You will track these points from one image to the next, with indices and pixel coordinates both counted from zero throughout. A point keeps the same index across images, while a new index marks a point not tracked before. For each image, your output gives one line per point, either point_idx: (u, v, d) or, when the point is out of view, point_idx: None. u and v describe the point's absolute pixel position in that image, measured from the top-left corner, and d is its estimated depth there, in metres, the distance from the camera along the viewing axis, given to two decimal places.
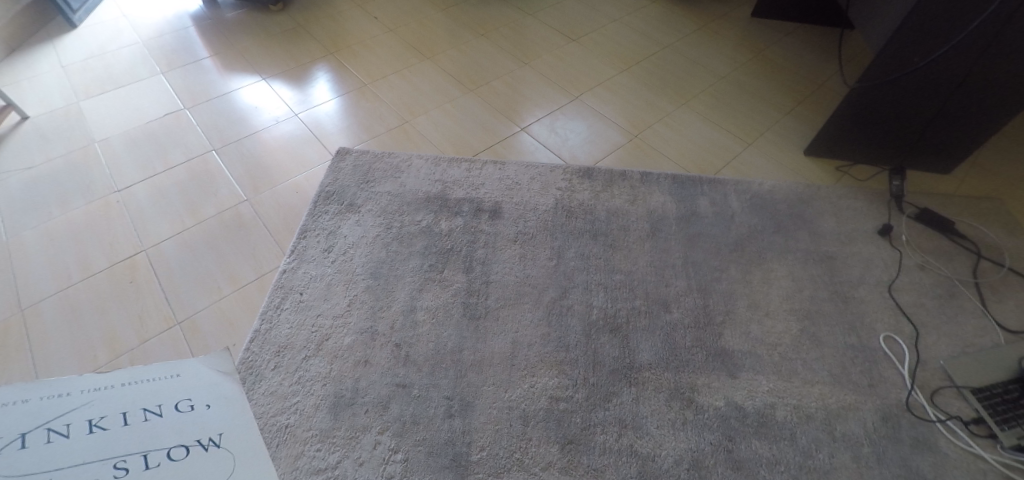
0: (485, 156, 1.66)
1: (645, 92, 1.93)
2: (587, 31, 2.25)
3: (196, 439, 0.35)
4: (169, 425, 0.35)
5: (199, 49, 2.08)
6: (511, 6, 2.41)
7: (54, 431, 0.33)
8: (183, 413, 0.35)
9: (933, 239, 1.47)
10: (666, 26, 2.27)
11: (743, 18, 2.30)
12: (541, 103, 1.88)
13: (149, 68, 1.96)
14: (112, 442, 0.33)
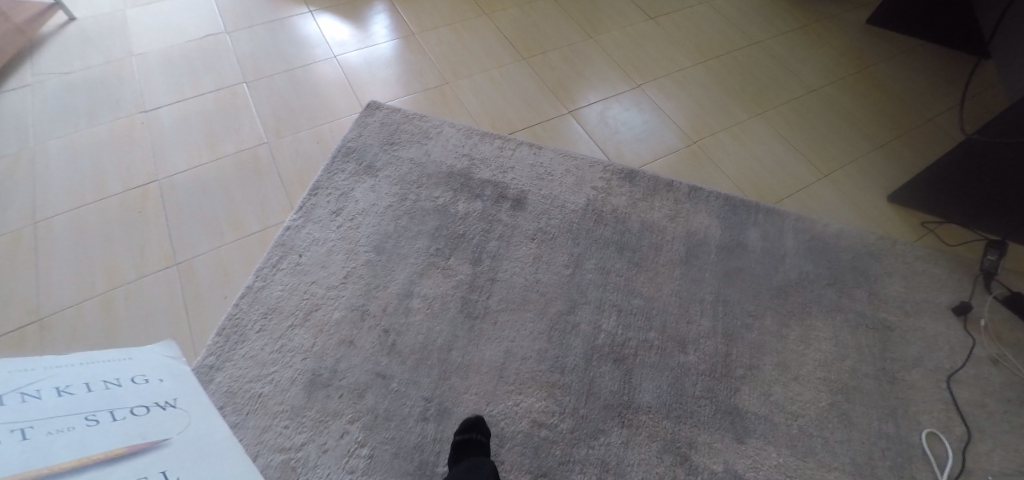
0: (522, 136, 1.54)
1: (716, 92, 1.70)
2: (667, 9, 2.00)
3: (154, 401, 0.37)
4: (130, 392, 0.36)
5: None
6: None
7: (20, 417, 0.30)
8: (140, 385, 0.37)
9: (1017, 331, 1.26)
10: (757, 19, 2.00)
11: (847, 26, 2.02)
12: (595, 87, 1.70)
13: None
14: (92, 417, 0.32)
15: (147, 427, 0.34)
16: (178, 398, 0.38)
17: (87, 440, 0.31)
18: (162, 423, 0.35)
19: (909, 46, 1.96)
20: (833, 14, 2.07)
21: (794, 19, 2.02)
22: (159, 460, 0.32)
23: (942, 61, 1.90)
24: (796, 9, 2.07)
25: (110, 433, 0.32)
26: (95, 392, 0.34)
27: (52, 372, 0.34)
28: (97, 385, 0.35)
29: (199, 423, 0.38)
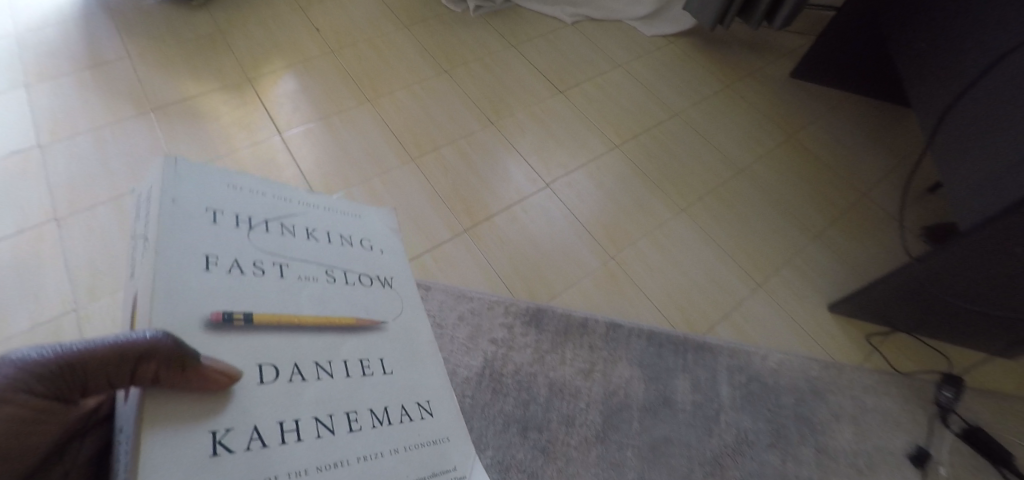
0: (409, 272, 1.24)
1: (638, 186, 1.50)
2: (579, 78, 1.76)
3: (373, 276, 0.46)
4: (348, 272, 0.45)
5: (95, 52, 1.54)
6: (489, 27, 1.88)
7: (267, 263, 0.39)
8: (354, 268, 0.46)
9: (976, 471, 1.10)
10: (677, 83, 1.80)
11: (774, 83, 1.85)
12: (499, 191, 1.42)
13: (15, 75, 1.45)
14: (328, 386, 0.36)
15: (367, 301, 0.44)
16: (389, 275, 0.48)
17: (326, 311, 0.40)
18: (379, 307, 0.45)
19: (834, 102, 1.82)
20: (759, 68, 1.88)
21: (718, 79, 1.83)
22: (374, 344, 0.42)
23: (870, 121, 1.77)
24: (719, 65, 1.88)
25: (335, 302, 0.41)
26: (329, 242, 0.45)
27: (294, 210, 0.45)
28: (331, 229, 0.46)
29: (405, 310, 0.47)
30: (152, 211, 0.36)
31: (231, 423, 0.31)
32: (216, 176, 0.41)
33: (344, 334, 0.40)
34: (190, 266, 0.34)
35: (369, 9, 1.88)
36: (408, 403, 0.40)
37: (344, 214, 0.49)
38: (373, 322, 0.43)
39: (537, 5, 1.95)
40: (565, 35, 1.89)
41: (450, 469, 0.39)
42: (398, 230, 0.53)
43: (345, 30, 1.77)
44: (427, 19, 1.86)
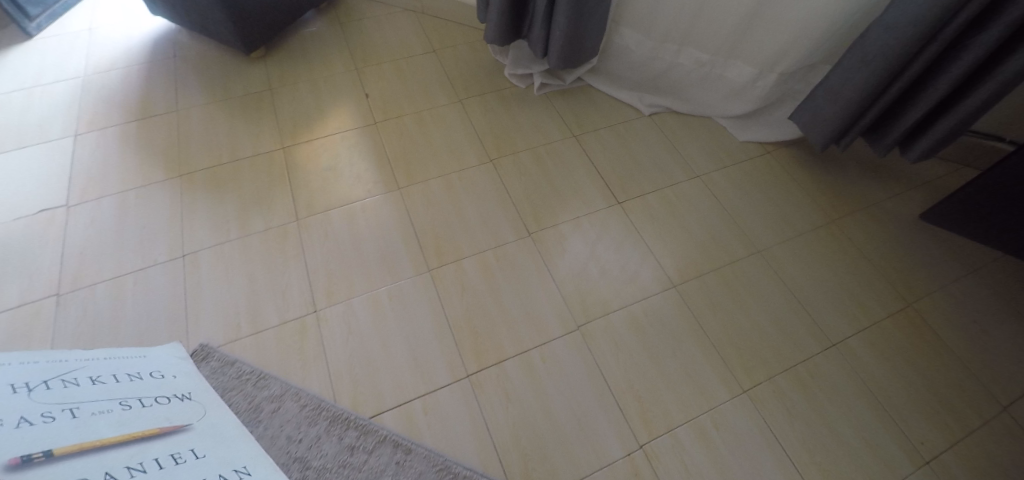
0: (392, 423, 1.05)
1: (692, 348, 1.22)
2: (646, 187, 1.50)
3: (173, 450, 0.53)
4: (192, 412, 0.64)
5: (142, 107, 1.57)
6: (552, 111, 1.67)
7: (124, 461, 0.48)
8: (172, 403, 0.63)
9: None
10: (766, 208, 1.49)
11: (890, 222, 1.50)
12: (519, 327, 1.20)
13: (66, 124, 1.49)
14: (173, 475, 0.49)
15: (160, 416, 0.58)
16: (180, 396, 0.67)
17: (112, 433, 0.50)
18: (184, 418, 0.61)
19: (972, 265, 1.44)
20: (873, 200, 1.54)
21: (819, 208, 1.50)
22: (188, 443, 0.56)
23: (1015, 296, 1.38)
24: (822, 191, 1.55)
25: (105, 426, 0.50)
26: (117, 412, 0.54)
27: (68, 369, 0.55)
28: (104, 373, 0.59)
29: (197, 417, 0.64)
30: None
31: None
32: (4, 379, 0.47)
33: (151, 444, 0.52)
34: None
35: (429, 76, 1.75)
36: (227, 469, 0.55)
37: (106, 360, 0.63)
38: (180, 427, 0.58)
39: (610, 88, 1.73)
40: (639, 129, 1.64)
41: None
42: (183, 392, 0.69)
43: (399, 99, 1.67)
44: (486, 93, 1.70)
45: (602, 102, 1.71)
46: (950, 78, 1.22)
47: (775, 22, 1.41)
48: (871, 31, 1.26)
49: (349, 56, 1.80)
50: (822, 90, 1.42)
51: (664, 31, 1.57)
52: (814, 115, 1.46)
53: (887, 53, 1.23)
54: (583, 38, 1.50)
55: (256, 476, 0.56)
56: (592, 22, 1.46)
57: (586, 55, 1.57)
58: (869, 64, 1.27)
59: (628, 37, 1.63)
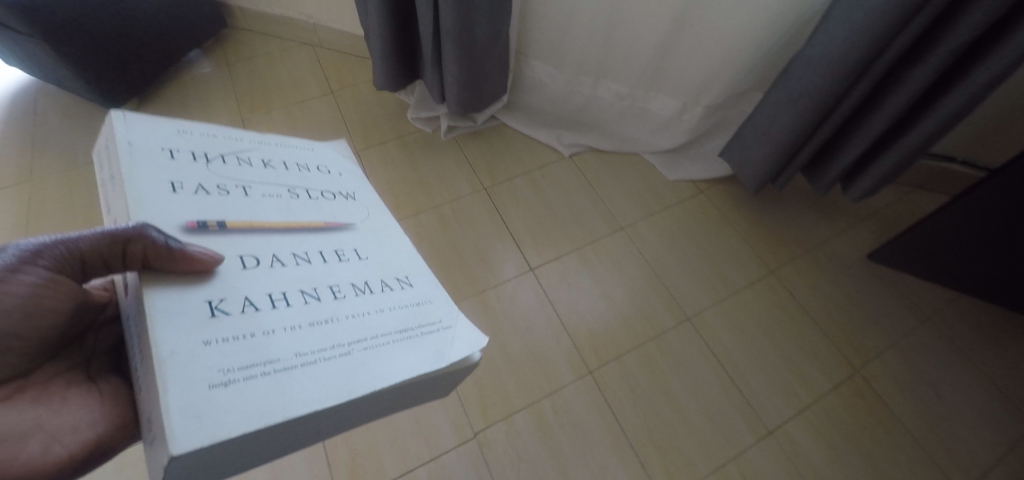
0: None
1: (606, 446, 1.07)
2: (562, 248, 1.33)
3: (382, 274, 0.51)
4: (328, 179, 0.60)
5: None
6: (461, 158, 1.48)
7: (246, 259, 0.45)
8: (328, 175, 0.61)
9: None
10: (697, 261, 1.33)
11: (837, 267, 1.34)
12: (404, 438, 1.05)
13: None
14: (333, 308, 0.44)
15: (331, 209, 0.56)
16: (351, 193, 0.60)
17: (277, 219, 0.50)
18: (342, 211, 0.57)
19: (927, 312, 1.28)
20: (818, 241, 1.38)
21: (757, 256, 1.34)
22: (348, 239, 0.54)
23: (973, 348, 1.23)
24: (762, 234, 1.38)
25: (298, 210, 0.53)
26: (286, 169, 0.57)
27: (244, 147, 0.56)
28: (291, 161, 0.58)
29: (370, 211, 0.60)
30: (118, 152, 0.47)
31: (226, 294, 0.41)
32: (171, 128, 0.52)
33: (312, 236, 0.51)
34: (155, 193, 0.46)
35: (324, 124, 1.54)
36: (388, 277, 0.52)
37: (299, 149, 0.61)
38: (344, 225, 0.55)
39: (527, 127, 1.54)
40: (558, 173, 1.47)
41: (441, 325, 0.49)
42: (347, 159, 0.66)
43: (288, 155, 1.47)
44: (387, 142, 1.51)
45: (517, 144, 1.52)
46: (886, 115, 1.05)
47: (693, 53, 1.26)
48: (793, 63, 1.08)
49: (234, 102, 1.57)
50: (750, 127, 1.25)
51: (578, 63, 1.42)
52: (743, 155, 1.30)
53: (812, 92, 1.05)
54: (481, 84, 1.32)
55: (416, 286, 0.52)
56: (488, 66, 1.28)
57: (489, 100, 1.39)
58: (796, 102, 1.10)
59: (539, 69, 1.48)
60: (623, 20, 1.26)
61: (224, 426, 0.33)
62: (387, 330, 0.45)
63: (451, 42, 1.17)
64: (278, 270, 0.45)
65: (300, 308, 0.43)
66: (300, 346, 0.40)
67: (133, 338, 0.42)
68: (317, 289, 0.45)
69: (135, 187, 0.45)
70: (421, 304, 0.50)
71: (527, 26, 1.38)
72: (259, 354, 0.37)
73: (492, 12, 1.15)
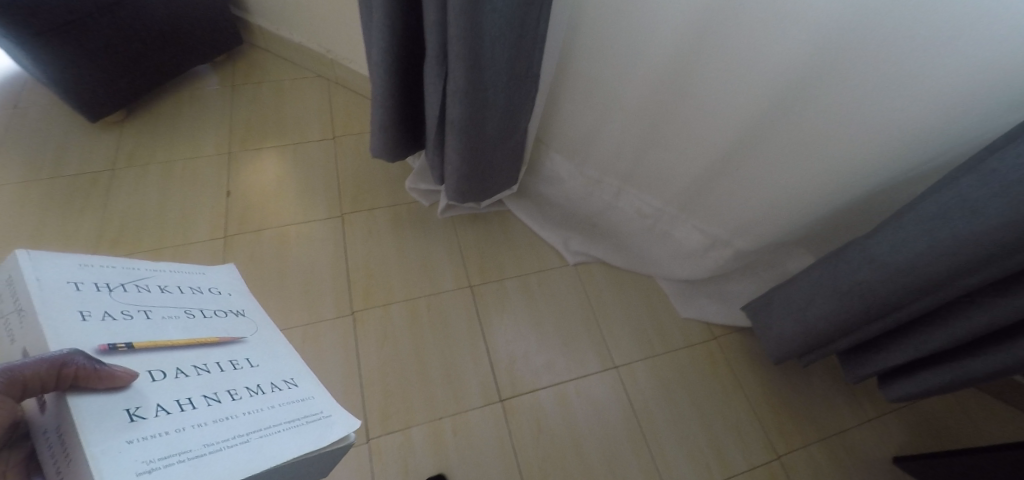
0: None
1: None
2: (541, 380, 1.15)
3: (274, 379, 0.46)
4: (229, 298, 0.53)
5: None
6: (453, 245, 1.33)
7: (153, 373, 0.40)
8: (218, 295, 0.52)
9: None
10: (694, 428, 1.14)
11: (856, 466, 1.13)
12: None
13: None
14: (229, 410, 0.40)
15: (223, 325, 0.49)
16: (244, 303, 0.53)
17: (176, 336, 0.44)
18: (237, 326, 0.50)
19: None
20: (839, 427, 1.18)
21: (763, 433, 1.15)
22: (243, 351, 0.47)
23: None
24: (773, 407, 1.19)
25: (199, 328, 0.46)
26: (181, 293, 0.49)
27: (144, 274, 0.47)
28: (180, 283, 0.50)
29: (265, 329, 0.53)
30: (18, 290, 0.38)
31: (139, 403, 0.37)
32: (70, 261, 0.42)
33: (208, 350, 0.45)
34: (61, 322, 0.38)
35: (314, 174, 1.39)
36: (278, 379, 0.47)
37: (188, 272, 0.53)
38: (239, 339, 0.48)
39: (534, 221, 1.38)
40: (556, 284, 1.30)
41: (325, 414, 0.45)
42: (240, 281, 0.57)
43: (266, 204, 1.32)
44: (376, 209, 1.36)
45: (518, 240, 1.36)
46: (945, 336, 0.88)
47: (732, 193, 1.10)
48: (846, 251, 0.92)
49: (226, 131, 1.45)
50: (780, 294, 1.08)
51: (601, 170, 1.26)
52: (766, 318, 1.12)
53: (863, 292, 0.88)
54: (488, 174, 1.19)
55: (301, 389, 0.47)
56: (500, 157, 1.16)
57: (495, 190, 1.26)
58: (840, 296, 0.93)
59: (557, 163, 1.33)
60: (660, 141, 1.11)
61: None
62: (278, 421, 0.42)
63: (458, 135, 1.04)
64: (182, 380, 0.41)
65: (202, 410, 0.39)
66: (208, 438, 0.37)
67: (43, 455, 0.36)
68: (209, 396, 0.40)
69: (53, 320, 0.37)
70: (307, 400, 0.46)
71: (553, 120, 1.24)
72: (174, 446, 0.35)
73: (511, 105, 1.04)
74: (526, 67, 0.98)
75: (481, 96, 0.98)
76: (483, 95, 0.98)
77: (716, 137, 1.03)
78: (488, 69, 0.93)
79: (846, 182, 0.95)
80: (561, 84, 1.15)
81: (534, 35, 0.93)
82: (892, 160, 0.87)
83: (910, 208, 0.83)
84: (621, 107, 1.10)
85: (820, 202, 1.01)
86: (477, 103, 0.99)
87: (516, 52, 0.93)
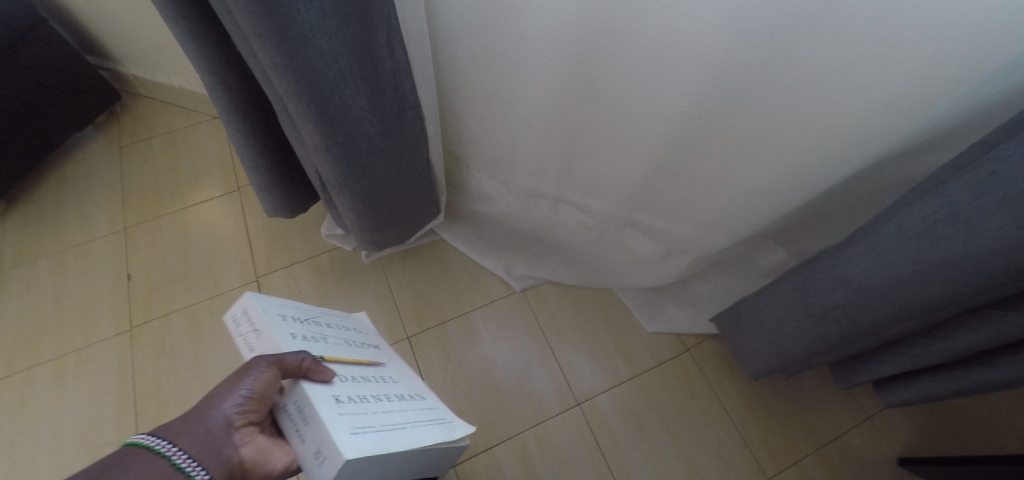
0: None
1: None
2: (495, 435, 1.03)
3: (408, 393, 0.69)
4: (359, 337, 0.76)
5: None
6: (386, 292, 1.20)
7: (344, 376, 0.59)
8: (355, 335, 0.76)
9: None
10: (673, 461, 1.01)
11: (854, 472, 1.03)
12: None
13: None
14: (393, 407, 0.60)
15: (365, 353, 0.71)
16: (374, 344, 0.78)
17: (346, 356, 0.65)
18: (374, 357, 0.73)
19: None
20: (832, 431, 1.07)
21: (750, 453, 1.04)
22: (385, 373, 0.70)
23: None
24: (759, 419, 1.07)
25: (353, 355, 0.67)
26: (332, 331, 0.71)
27: (314, 315, 0.70)
28: (332, 324, 0.73)
29: (388, 361, 0.76)
30: (258, 319, 0.59)
31: (341, 392, 0.54)
32: (279, 305, 0.64)
33: (366, 368, 0.66)
34: (287, 336, 0.58)
35: (223, 238, 1.26)
36: (411, 392, 0.69)
37: (334, 317, 0.76)
38: (378, 364, 0.71)
39: (471, 246, 1.24)
40: (502, 317, 1.18)
41: (447, 419, 0.69)
42: (364, 324, 0.83)
43: (170, 283, 1.19)
44: (295, 265, 1.23)
45: (456, 274, 1.23)
46: (945, 351, 0.71)
47: (676, 201, 0.93)
48: (815, 268, 0.75)
49: (120, 203, 1.30)
50: (747, 311, 0.93)
51: (528, 187, 1.10)
52: (738, 335, 0.97)
53: (848, 321, 0.72)
54: (401, 217, 1.02)
55: (428, 400, 0.71)
56: (408, 195, 0.98)
57: (415, 226, 1.10)
58: (820, 325, 0.76)
59: (482, 180, 1.18)
60: (580, 153, 0.94)
61: (363, 452, 0.47)
62: (420, 419, 0.63)
63: (351, 191, 0.86)
64: (358, 383, 0.60)
65: (378, 402, 0.59)
66: (389, 421, 0.56)
67: (290, 420, 0.53)
68: (379, 395, 0.61)
69: (281, 336, 0.57)
70: (431, 409, 0.70)
71: (461, 138, 1.07)
72: (370, 421, 0.53)
73: (398, 141, 0.85)
74: (398, 95, 0.78)
75: (362, 147, 0.79)
76: (362, 145, 0.79)
77: (640, 144, 0.84)
78: (353, 116, 0.73)
79: (799, 184, 0.76)
80: (451, 99, 0.97)
81: (391, 58, 0.73)
82: (850, 155, 0.68)
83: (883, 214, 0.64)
84: (526, 121, 0.92)
85: (775, 206, 0.82)
86: (359, 155, 0.80)
87: (378, 85, 0.73)
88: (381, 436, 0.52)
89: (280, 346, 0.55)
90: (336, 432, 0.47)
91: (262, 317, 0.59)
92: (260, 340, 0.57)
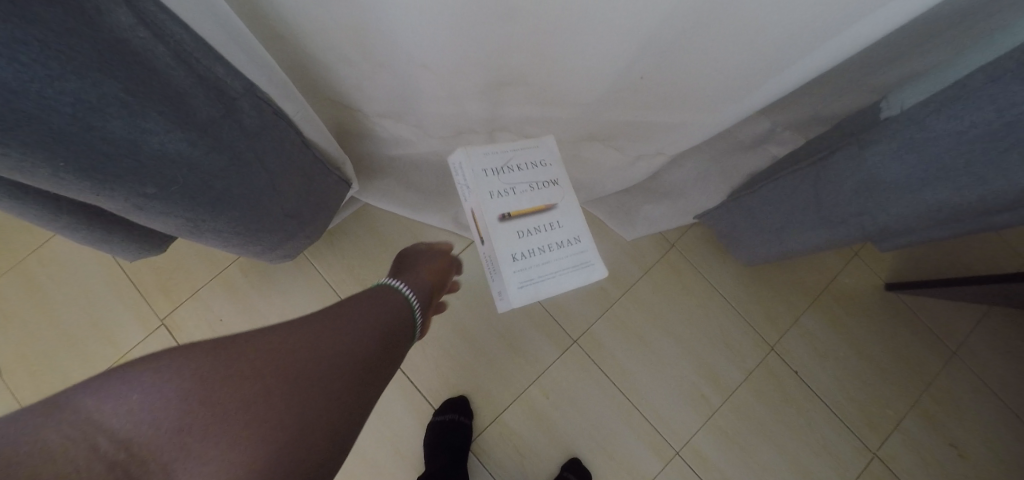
0: None
1: None
2: (498, 402, 0.97)
3: (575, 236, 0.71)
4: (553, 166, 0.74)
5: None
6: (325, 288, 1.00)
7: (520, 229, 0.67)
8: (545, 164, 0.73)
9: None
10: (678, 364, 1.00)
11: (849, 314, 1.03)
12: None
13: None
14: (551, 259, 0.68)
15: (548, 190, 0.72)
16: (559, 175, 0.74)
17: (529, 204, 0.69)
18: (554, 192, 0.72)
19: (951, 347, 1.03)
20: (827, 281, 1.04)
21: (753, 331, 1.02)
22: (558, 215, 0.71)
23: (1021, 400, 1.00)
24: (756, 294, 1.03)
25: (535, 197, 0.70)
26: (521, 166, 0.71)
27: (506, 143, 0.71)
28: (523, 156, 0.72)
29: (570, 194, 0.74)
30: (462, 169, 0.69)
31: (513, 252, 0.66)
32: (478, 148, 0.68)
33: (545, 211, 0.70)
34: (483, 195, 0.66)
35: (96, 284, 0.99)
36: (580, 239, 0.71)
37: (525, 146, 0.73)
38: (552, 202, 0.71)
39: (406, 205, 1.02)
40: (468, 276, 1.02)
41: (594, 275, 0.70)
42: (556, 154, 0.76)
43: (58, 360, 0.96)
44: (201, 291, 0.99)
45: (399, 243, 1.04)
46: None
47: (638, 105, 0.73)
48: (831, 162, 0.59)
49: None
50: (746, 211, 0.80)
51: (450, 125, 0.82)
52: (733, 227, 0.87)
53: (880, 227, 0.56)
54: (304, 220, 0.76)
55: (587, 247, 0.71)
56: (300, 194, 0.72)
57: (328, 216, 0.85)
58: (837, 232, 0.61)
59: (391, 127, 0.86)
60: (510, 81, 0.69)
61: (521, 299, 0.65)
62: (575, 270, 0.69)
63: (213, 230, 0.60)
64: (529, 233, 0.68)
65: (539, 249, 0.68)
66: (545, 283, 0.67)
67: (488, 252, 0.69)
68: (547, 246, 0.69)
69: (483, 197, 0.66)
70: (587, 253, 0.71)
71: (337, 88, 0.74)
72: (528, 280, 0.66)
73: (250, 145, 0.57)
74: (209, 87, 0.48)
75: (192, 181, 0.52)
76: (191, 179, 0.51)
77: (591, 56, 0.60)
78: (145, 155, 0.45)
79: (815, 55, 0.56)
80: (294, 44, 0.63)
81: (158, 42, 0.41)
82: (897, 8, 0.47)
83: (938, 100, 0.46)
84: (423, 64, 0.64)
85: (779, 87, 0.62)
86: (192, 191, 0.53)
87: (162, 94, 0.43)
88: (540, 287, 0.67)
89: (480, 207, 0.66)
90: (507, 283, 0.65)
91: (470, 174, 0.67)
92: (469, 194, 0.68)
